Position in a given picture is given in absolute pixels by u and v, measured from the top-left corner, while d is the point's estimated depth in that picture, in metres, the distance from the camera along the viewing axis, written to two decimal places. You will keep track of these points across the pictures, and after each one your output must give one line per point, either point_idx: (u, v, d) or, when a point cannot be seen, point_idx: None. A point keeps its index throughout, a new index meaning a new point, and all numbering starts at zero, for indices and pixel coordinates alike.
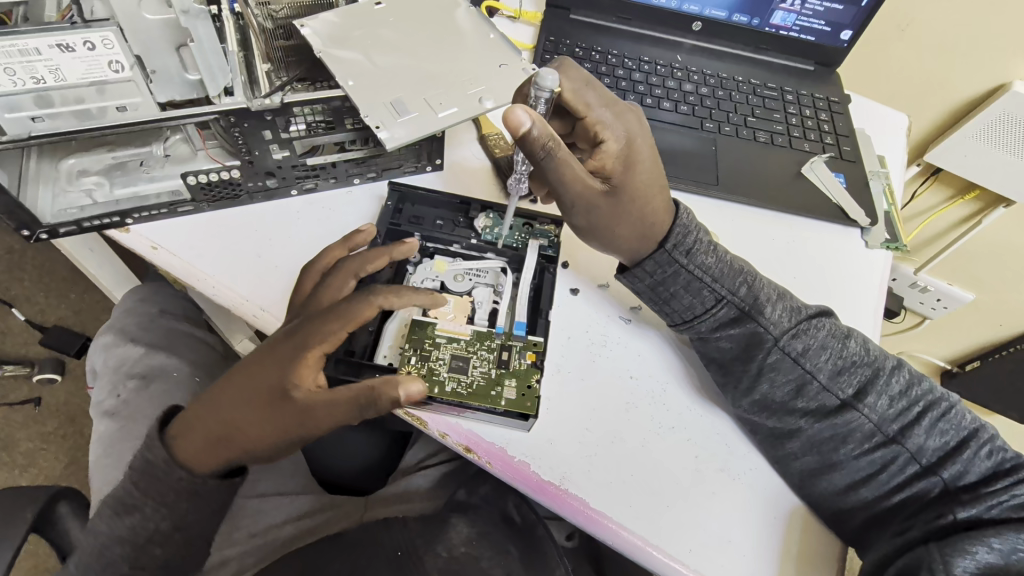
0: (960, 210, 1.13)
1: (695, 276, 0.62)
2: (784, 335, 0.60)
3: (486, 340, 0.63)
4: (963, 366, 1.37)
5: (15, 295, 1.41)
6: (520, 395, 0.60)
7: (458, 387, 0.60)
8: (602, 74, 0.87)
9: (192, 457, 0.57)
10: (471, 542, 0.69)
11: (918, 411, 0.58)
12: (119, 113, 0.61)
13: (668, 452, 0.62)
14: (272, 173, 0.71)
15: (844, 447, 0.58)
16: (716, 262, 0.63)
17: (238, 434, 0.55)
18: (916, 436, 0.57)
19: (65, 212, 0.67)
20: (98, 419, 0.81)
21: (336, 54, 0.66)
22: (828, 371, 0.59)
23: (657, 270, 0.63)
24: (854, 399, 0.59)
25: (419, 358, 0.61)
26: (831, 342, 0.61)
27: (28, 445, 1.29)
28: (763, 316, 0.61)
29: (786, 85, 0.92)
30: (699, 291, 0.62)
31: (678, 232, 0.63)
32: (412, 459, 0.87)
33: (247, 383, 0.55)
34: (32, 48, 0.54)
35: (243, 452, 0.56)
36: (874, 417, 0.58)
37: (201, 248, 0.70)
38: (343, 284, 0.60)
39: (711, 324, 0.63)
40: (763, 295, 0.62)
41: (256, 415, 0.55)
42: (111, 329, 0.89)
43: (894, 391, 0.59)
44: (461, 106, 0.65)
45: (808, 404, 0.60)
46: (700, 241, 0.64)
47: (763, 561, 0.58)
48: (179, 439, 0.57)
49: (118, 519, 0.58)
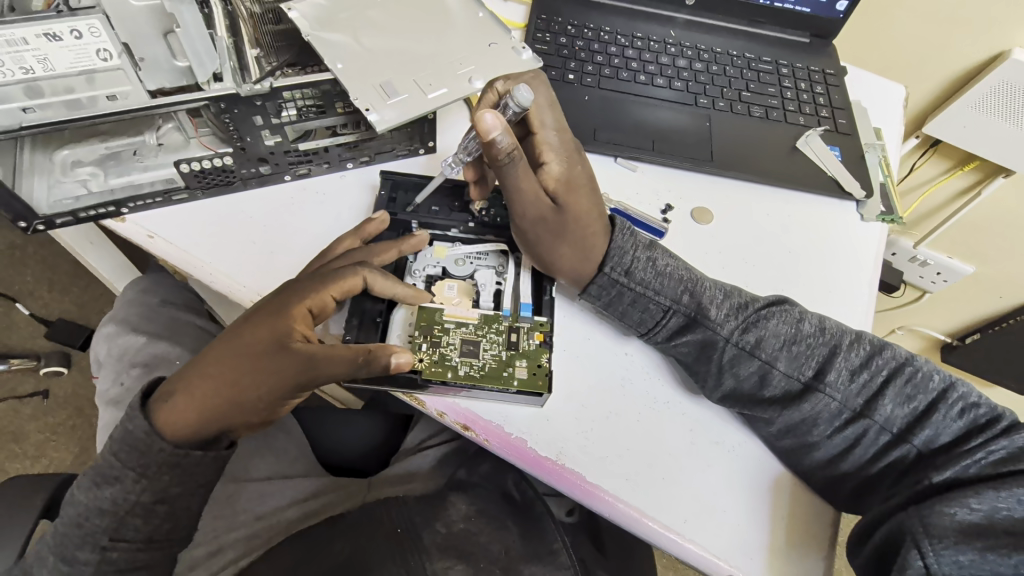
0: (959, 181, 1.12)
1: (639, 292, 0.63)
2: (735, 332, 0.61)
3: (493, 324, 0.63)
4: (963, 339, 1.36)
5: (19, 290, 1.42)
6: (531, 374, 0.61)
7: (471, 370, 0.60)
8: (594, 51, 0.86)
9: (176, 422, 0.56)
10: (470, 519, 0.70)
11: (882, 380, 0.59)
12: (110, 102, 0.61)
13: (651, 428, 0.62)
14: (265, 159, 0.71)
15: (815, 429, 0.59)
16: (656, 275, 0.64)
17: (221, 394, 0.56)
18: (882, 407, 0.58)
19: (61, 203, 0.68)
20: (103, 408, 0.84)
21: (323, 37, 0.66)
22: (785, 357, 0.60)
23: (602, 293, 0.64)
24: (815, 379, 0.59)
25: (429, 344, 0.61)
26: (784, 328, 0.62)
27: (38, 437, 1.31)
28: (709, 319, 0.62)
29: (781, 59, 0.91)
30: (646, 306, 0.63)
31: (615, 255, 0.64)
32: (413, 441, 0.86)
33: (237, 344, 0.57)
34: (18, 38, 0.54)
35: (228, 414, 0.57)
36: (839, 396, 0.58)
37: (196, 236, 0.70)
38: (338, 263, 0.62)
39: (665, 334, 0.63)
40: (707, 298, 0.63)
41: (248, 375, 0.56)
42: (113, 319, 0.91)
43: (853, 365, 0.60)
44: (451, 87, 0.65)
45: (774, 392, 0.60)
46: (637, 258, 0.65)
47: (753, 529, 0.59)
48: (160, 405, 0.57)
49: (97, 494, 0.58)
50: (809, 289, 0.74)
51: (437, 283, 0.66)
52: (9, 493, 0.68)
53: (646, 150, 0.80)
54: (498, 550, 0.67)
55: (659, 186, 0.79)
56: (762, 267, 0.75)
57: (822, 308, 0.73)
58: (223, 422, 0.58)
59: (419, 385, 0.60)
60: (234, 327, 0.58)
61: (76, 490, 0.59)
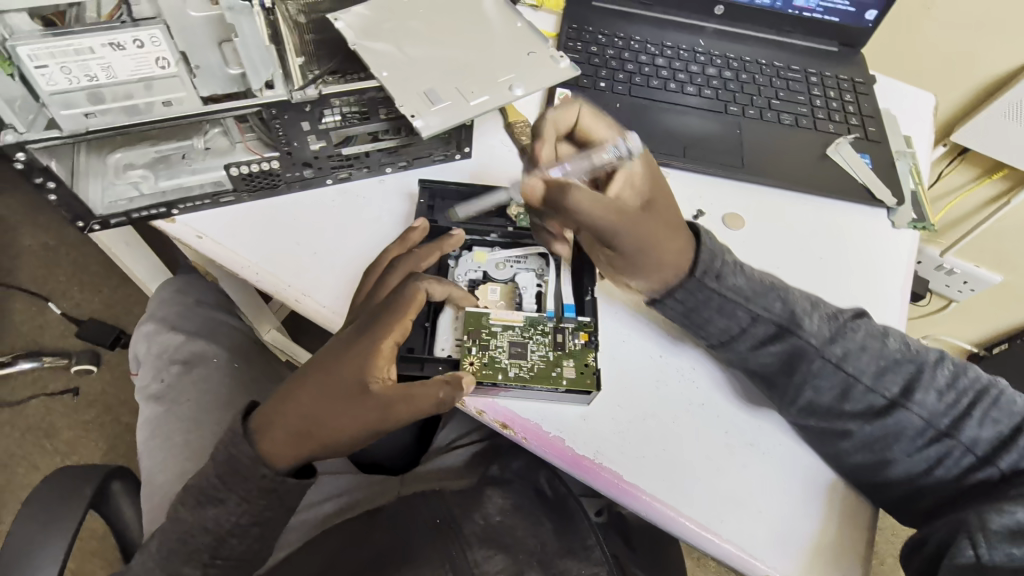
0: (987, 190, 1.12)
1: (728, 299, 0.61)
2: (824, 344, 0.60)
3: (538, 325, 0.64)
4: (990, 349, 1.36)
5: (52, 290, 1.47)
6: (579, 373, 0.62)
7: (520, 371, 0.62)
8: (624, 60, 0.88)
9: (275, 452, 0.58)
10: (506, 513, 0.71)
11: (969, 402, 0.59)
12: (165, 108, 0.64)
13: (695, 434, 0.63)
14: (309, 163, 0.73)
15: (898, 446, 0.59)
16: (747, 282, 0.62)
17: (318, 428, 0.57)
18: (969, 429, 0.58)
19: (116, 204, 0.71)
20: (144, 403, 0.86)
21: (368, 46, 0.69)
22: (872, 372, 0.60)
23: (688, 298, 0.62)
24: (902, 397, 0.59)
25: (479, 347, 0.62)
26: (870, 341, 0.61)
27: (69, 434, 1.34)
28: (801, 329, 0.60)
29: (809, 67, 0.92)
30: (733, 313, 0.61)
31: (705, 259, 0.62)
32: (443, 441, 0.89)
33: (326, 376, 0.58)
34: (86, 47, 0.57)
35: (321, 447, 0.58)
36: (926, 413, 0.58)
37: (242, 237, 0.73)
38: (395, 279, 0.63)
39: (750, 343, 0.62)
40: (799, 309, 0.62)
41: (339, 410, 0.57)
42: (151, 318, 0.94)
43: (941, 384, 0.59)
44: (492, 94, 0.67)
45: (857, 406, 0.60)
46: (727, 264, 0.63)
47: (793, 526, 0.60)
48: (261, 433, 0.58)
49: (200, 512, 0.59)
50: (841, 294, 0.75)
51: (479, 287, 0.68)
52: (59, 483, 0.71)
53: (678, 156, 0.82)
54: (535, 544, 0.68)
55: (691, 192, 0.81)
56: (793, 273, 0.76)
57: None
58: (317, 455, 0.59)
59: (471, 389, 0.62)
60: (324, 360, 0.59)
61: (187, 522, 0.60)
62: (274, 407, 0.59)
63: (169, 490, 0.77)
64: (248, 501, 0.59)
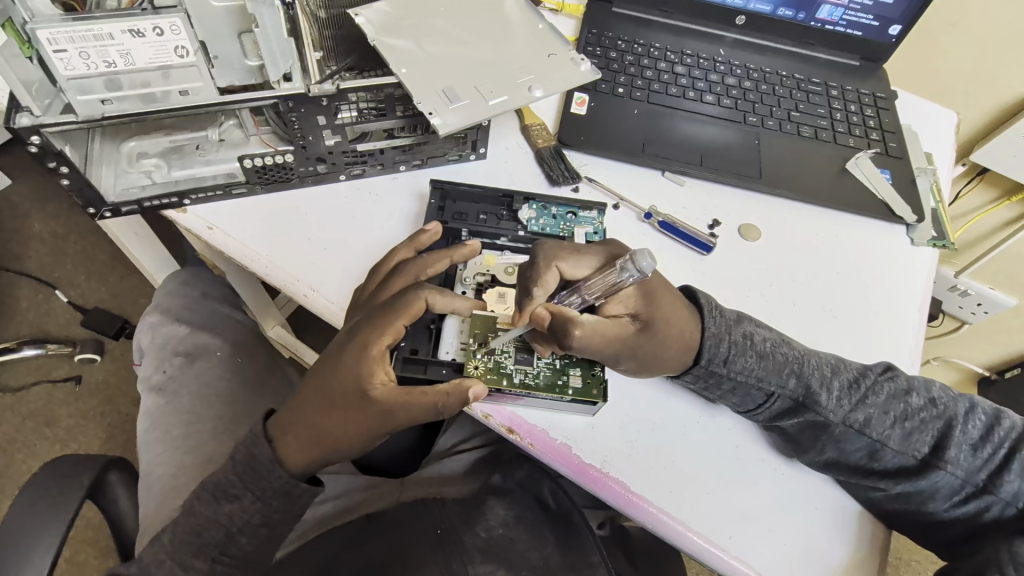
0: (1005, 212, 1.10)
1: (740, 381, 0.60)
2: (845, 413, 0.59)
3: None
4: (1002, 373, 1.34)
5: (59, 277, 1.48)
6: (585, 383, 0.61)
7: (526, 378, 0.60)
8: (643, 66, 0.87)
9: (287, 457, 0.57)
10: (508, 525, 0.70)
11: (1006, 454, 0.58)
12: (182, 97, 0.64)
13: (710, 461, 0.62)
14: (323, 158, 0.73)
15: (932, 503, 0.58)
16: (758, 362, 0.60)
17: (326, 435, 0.56)
18: (1008, 484, 0.57)
19: (127, 191, 0.70)
20: (146, 394, 0.86)
21: (388, 42, 0.68)
22: (898, 436, 0.59)
23: (698, 382, 0.61)
24: (932, 456, 0.58)
25: (484, 352, 0.61)
26: (893, 404, 0.60)
27: (69, 422, 1.33)
28: (818, 405, 0.59)
29: (830, 80, 0.91)
30: (747, 393, 0.60)
31: (709, 346, 0.60)
32: (447, 443, 0.87)
33: (329, 383, 0.56)
34: (104, 33, 0.57)
35: (330, 453, 0.57)
36: (961, 472, 0.57)
37: (253, 230, 0.72)
38: (402, 283, 0.61)
39: (767, 416, 0.61)
40: (816, 381, 0.60)
41: (343, 417, 0.56)
42: (156, 308, 0.93)
43: (974, 438, 0.59)
44: (511, 95, 0.67)
45: (886, 467, 0.59)
46: (733, 345, 0.60)
47: (805, 544, 0.60)
48: (276, 437, 0.58)
49: (202, 509, 0.59)
50: (858, 311, 0.74)
51: (487, 290, 0.66)
52: (58, 471, 0.70)
53: (694, 165, 0.81)
54: (537, 556, 0.67)
55: (706, 202, 0.80)
56: (809, 287, 0.75)
57: (872, 331, 0.72)
58: (326, 460, 0.58)
59: None
60: (326, 366, 0.58)
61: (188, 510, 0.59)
62: (283, 418, 0.58)
63: (167, 483, 0.77)
64: (260, 501, 0.58)
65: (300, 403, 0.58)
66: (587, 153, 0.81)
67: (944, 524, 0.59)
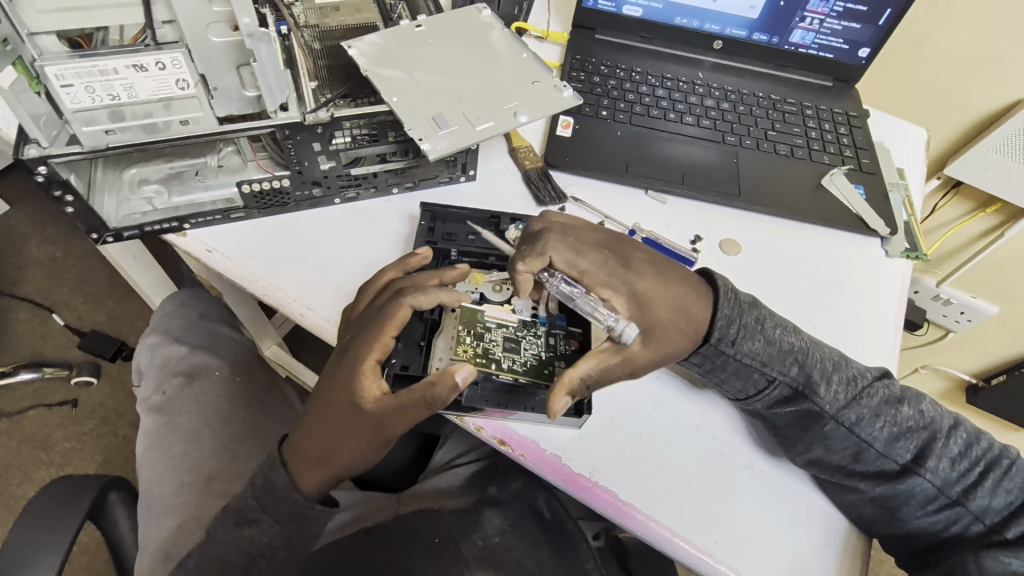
0: (981, 223, 1.14)
1: (744, 363, 0.62)
2: (839, 409, 0.61)
3: (531, 327, 0.66)
4: (987, 380, 1.36)
5: (56, 300, 1.49)
6: (570, 371, 0.64)
7: (513, 364, 0.63)
8: (626, 90, 0.91)
9: (302, 479, 0.60)
10: (505, 534, 0.72)
11: (981, 471, 0.60)
12: (182, 127, 0.66)
13: (701, 473, 0.64)
14: (318, 182, 0.76)
15: (906, 509, 0.60)
16: (763, 346, 0.62)
17: (334, 451, 0.59)
18: (979, 498, 0.59)
19: (129, 217, 0.72)
20: (145, 415, 0.87)
21: (380, 72, 0.71)
22: (885, 438, 0.61)
23: (705, 362, 0.63)
24: (914, 463, 0.60)
25: (473, 338, 0.64)
26: (886, 409, 0.62)
27: (65, 445, 1.34)
28: (817, 395, 0.61)
29: (805, 101, 0.95)
30: (750, 375, 0.62)
31: (722, 325, 0.62)
32: (443, 459, 0.90)
33: (328, 402, 0.59)
34: (110, 68, 0.60)
35: (342, 468, 0.60)
36: (937, 481, 0.59)
37: (251, 252, 0.74)
38: (384, 296, 0.64)
39: (765, 402, 0.63)
40: (817, 372, 0.62)
41: (346, 431, 0.58)
42: (156, 330, 0.95)
43: (954, 452, 0.61)
44: (497, 120, 0.70)
45: (868, 468, 0.61)
46: (743, 328, 0.62)
47: (790, 548, 0.61)
48: (289, 463, 0.60)
49: None
50: (835, 322, 0.76)
51: (476, 306, 0.68)
52: (59, 492, 0.71)
53: (676, 184, 0.84)
54: (531, 566, 0.69)
55: (688, 218, 0.83)
56: (788, 299, 0.77)
57: (848, 340, 0.75)
58: (341, 475, 0.60)
59: (469, 410, 0.62)
60: (323, 387, 0.61)
61: None
62: (293, 442, 0.60)
63: (165, 503, 0.78)
64: (259, 518, 0.60)
65: (306, 427, 0.60)
66: (572, 173, 0.84)
67: (922, 529, 0.61)
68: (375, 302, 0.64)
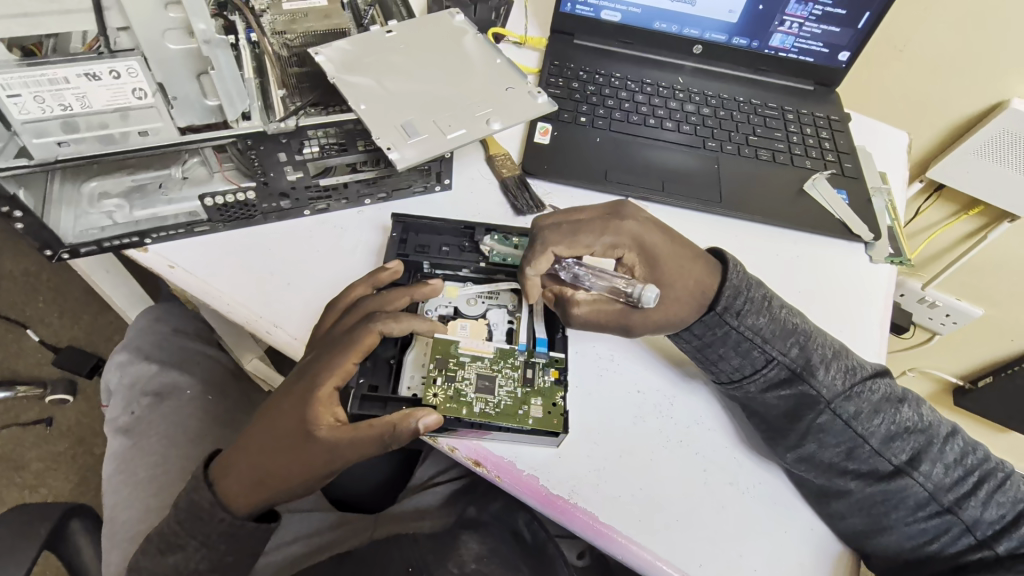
0: (963, 226, 1.13)
1: (745, 337, 0.62)
2: (837, 398, 0.60)
3: (508, 358, 0.63)
4: (975, 382, 1.35)
5: (31, 316, 1.45)
6: (546, 413, 0.60)
7: (486, 407, 0.60)
8: (605, 96, 0.89)
9: (232, 499, 0.57)
10: (482, 560, 0.69)
11: (977, 481, 0.59)
12: (141, 138, 0.64)
13: (682, 485, 0.62)
14: (286, 194, 0.73)
15: (895, 513, 0.58)
16: (769, 321, 0.63)
17: (271, 475, 0.56)
18: (971, 509, 0.57)
19: (87, 232, 0.69)
20: (111, 437, 0.83)
21: (348, 80, 0.69)
22: (881, 436, 0.59)
23: (706, 331, 0.63)
24: (908, 465, 0.58)
25: (444, 379, 0.61)
26: (886, 405, 0.61)
27: (38, 466, 1.29)
28: (816, 378, 0.60)
29: (786, 105, 0.93)
30: (749, 352, 0.62)
31: (729, 294, 0.63)
32: (422, 475, 0.86)
33: (277, 423, 0.57)
34: (60, 77, 0.57)
35: (277, 494, 0.57)
36: (930, 485, 0.58)
37: (216, 267, 0.72)
38: (354, 316, 0.61)
39: (761, 384, 0.62)
40: (817, 357, 0.62)
41: (290, 456, 0.56)
42: (125, 347, 0.92)
43: (948, 459, 0.59)
44: (469, 128, 0.68)
45: (861, 467, 0.59)
46: (750, 301, 0.63)
47: (776, 567, 0.59)
48: (223, 479, 0.57)
49: (165, 561, 0.58)
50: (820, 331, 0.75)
51: (449, 321, 0.66)
52: (16, 522, 0.68)
53: (656, 191, 0.82)
54: None
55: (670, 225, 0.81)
56: None
57: None
58: (274, 501, 0.57)
59: (447, 431, 0.60)
60: (274, 406, 0.58)
61: (153, 558, 0.58)
62: (230, 459, 0.57)
63: (131, 530, 0.74)
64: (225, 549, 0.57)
65: (246, 444, 0.57)
66: (551, 181, 0.82)
67: (912, 546, 0.59)
68: (345, 322, 0.61)
